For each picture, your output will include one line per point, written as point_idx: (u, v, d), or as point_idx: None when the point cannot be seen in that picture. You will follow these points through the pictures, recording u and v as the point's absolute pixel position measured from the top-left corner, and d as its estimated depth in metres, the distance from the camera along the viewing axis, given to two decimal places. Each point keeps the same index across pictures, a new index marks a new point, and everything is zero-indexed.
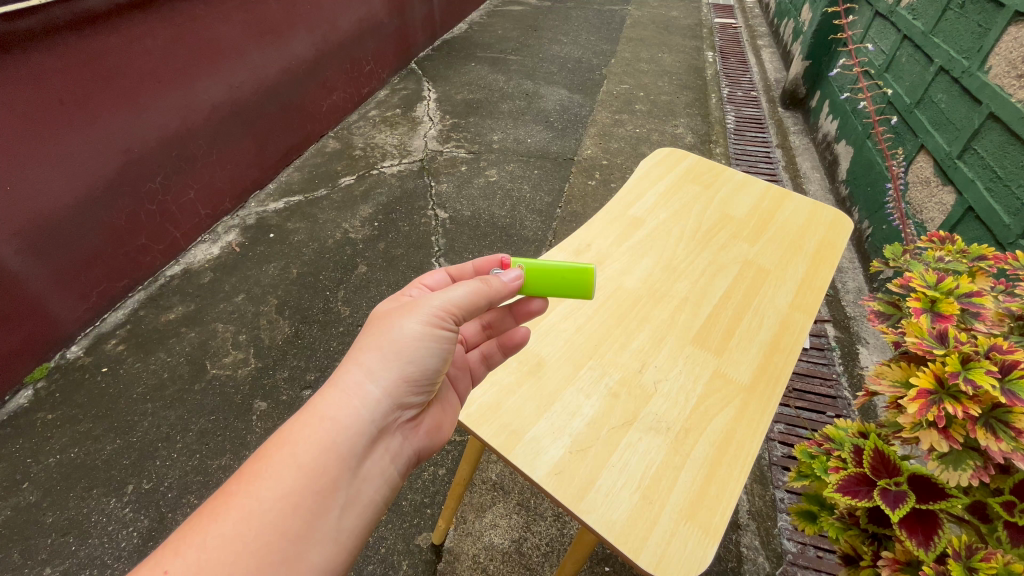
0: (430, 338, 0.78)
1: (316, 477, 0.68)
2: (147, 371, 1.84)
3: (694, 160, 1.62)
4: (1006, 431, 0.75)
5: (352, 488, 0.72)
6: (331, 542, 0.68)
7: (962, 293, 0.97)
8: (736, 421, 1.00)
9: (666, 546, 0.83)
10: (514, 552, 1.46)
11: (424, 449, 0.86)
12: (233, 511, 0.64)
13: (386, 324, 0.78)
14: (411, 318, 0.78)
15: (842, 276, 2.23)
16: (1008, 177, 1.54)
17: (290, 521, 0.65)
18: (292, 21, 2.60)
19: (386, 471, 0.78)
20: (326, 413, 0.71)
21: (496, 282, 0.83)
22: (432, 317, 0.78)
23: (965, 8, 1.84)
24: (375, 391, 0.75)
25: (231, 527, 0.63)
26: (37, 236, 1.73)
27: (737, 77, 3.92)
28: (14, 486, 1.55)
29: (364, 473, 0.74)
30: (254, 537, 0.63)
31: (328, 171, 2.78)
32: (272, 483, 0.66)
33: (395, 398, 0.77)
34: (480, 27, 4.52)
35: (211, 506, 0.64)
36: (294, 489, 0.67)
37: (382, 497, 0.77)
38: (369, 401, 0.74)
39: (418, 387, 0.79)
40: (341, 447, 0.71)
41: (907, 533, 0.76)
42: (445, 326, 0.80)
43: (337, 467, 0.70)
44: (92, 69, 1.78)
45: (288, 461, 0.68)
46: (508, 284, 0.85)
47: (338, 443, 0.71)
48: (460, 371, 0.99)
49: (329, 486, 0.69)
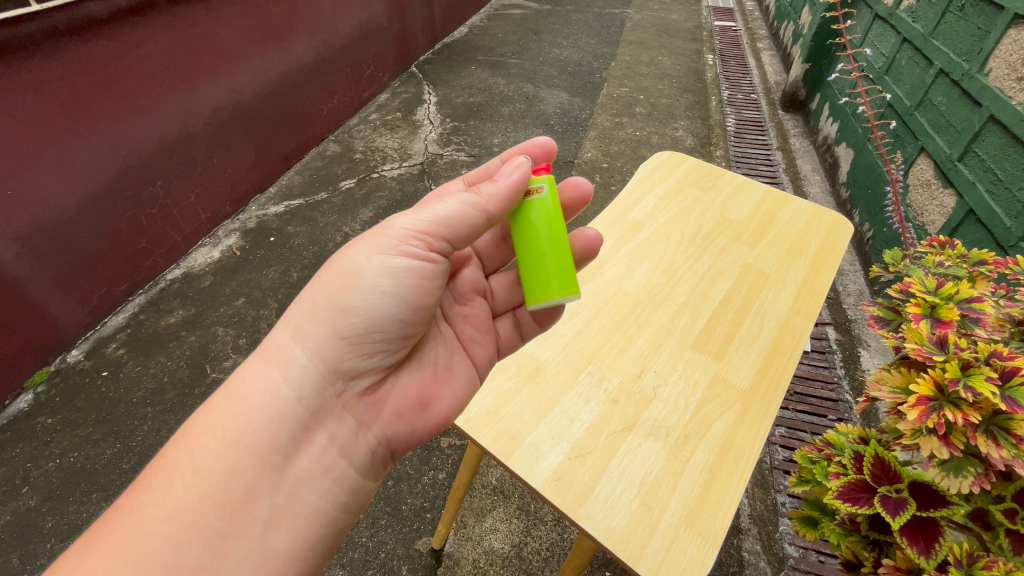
0: (407, 254, 0.82)
1: (218, 483, 0.70)
2: (147, 375, 1.84)
3: (694, 163, 1.62)
4: (1007, 438, 0.75)
5: (273, 486, 0.73)
6: (250, 562, 0.68)
7: (963, 298, 0.97)
8: (737, 426, 0.99)
9: (666, 553, 0.83)
10: (514, 557, 1.46)
11: (398, 438, 0.87)
12: (112, 538, 0.65)
13: (341, 256, 0.83)
14: (381, 237, 0.82)
15: (843, 279, 2.23)
16: (1009, 179, 1.54)
17: (181, 548, 0.65)
18: (292, 26, 2.60)
19: (328, 466, 0.78)
20: (236, 397, 0.75)
21: (486, 188, 0.85)
22: (382, 243, 0.81)
23: (965, 10, 1.84)
24: (303, 355, 0.78)
25: (107, 557, 0.63)
26: (37, 241, 1.74)
27: (738, 80, 3.92)
28: (14, 490, 1.55)
29: (294, 467, 0.75)
30: (135, 567, 0.62)
31: (328, 175, 2.78)
32: (168, 496, 0.68)
33: (334, 354, 0.79)
34: (479, 31, 4.52)
35: (91, 537, 0.65)
36: (192, 499, 0.68)
37: (319, 500, 0.76)
38: (290, 371, 0.77)
39: (359, 345, 0.80)
40: (251, 441, 0.73)
41: (908, 540, 0.76)
42: (413, 245, 0.82)
43: (247, 467, 0.72)
44: (93, 74, 1.79)
45: (184, 471, 0.70)
46: (495, 195, 0.85)
47: (247, 435, 0.73)
48: (480, 337, 1.04)
49: (234, 494, 0.70)
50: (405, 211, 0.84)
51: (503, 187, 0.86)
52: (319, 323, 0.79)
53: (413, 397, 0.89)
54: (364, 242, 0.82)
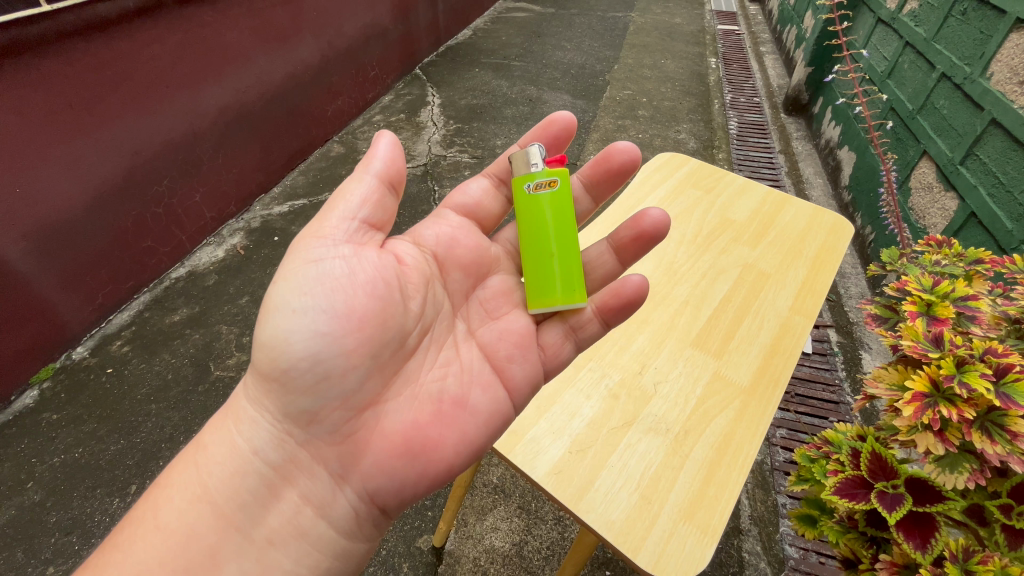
0: (323, 255, 0.83)
1: (179, 544, 0.72)
2: (152, 372, 1.86)
3: (695, 165, 1.62)
4: (1002, 434, 0.76)
5: (239, 550, 0.74)
6: None
7: (959, 296, 0.98)
8: (736, 422, 1.00)
9: (665, 545, 0.84)
10: (514, 555, 1.47)
11: (381, 491, 0.80)
12: None
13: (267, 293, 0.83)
14: (287, 257, 0.84)
15: (845, 280, 2.23)
16: (1010, 182, 1.54)
17: None
18: (298, 27, 2.62)
19: (303, 529, 0.78)
20: (199, 450, 0.79)
21: (366, 166, 0.91)
22: (294, 259, 0.83)
23: (966, 15, 1.86)
24: (250, 407, 0.80)
25: None
26: (46, 238, 1.76)
27: (740, 83, 3.94)
28: (19, 485, 1.57)
29: (262, 529, 0.76)
30: None
31: (333, 175, 2.80)
32: (129, 557, 0.70)
33: (280, 402, 0.79)
34: (484, 33, 4.55)
35: None
36: (151, 563, 0.69)
37: (293, 565, 0.75)
38: (245, 422, 0.80)
39: (295, 381, 0.78)
40: (214, 498, 0.76)
41: (905, 536, 0.77)
42: (324, 245, 0.84)
43: (210, 529, 0.73)
44: (102, 73, 1.81)
45: (148, 529, 0.72)
46: (380, 163, 0.92)
47: (209, 491, 0.76)
48: (519, 350, 0.95)
49: (197, 554, 0.71)
50: (307, 224, 0.86)
51: (378, 158, 0.92)
52: (253, 372, 0.81)
53: (404, 443, 0.81)
54: (279, 268, 0.84)
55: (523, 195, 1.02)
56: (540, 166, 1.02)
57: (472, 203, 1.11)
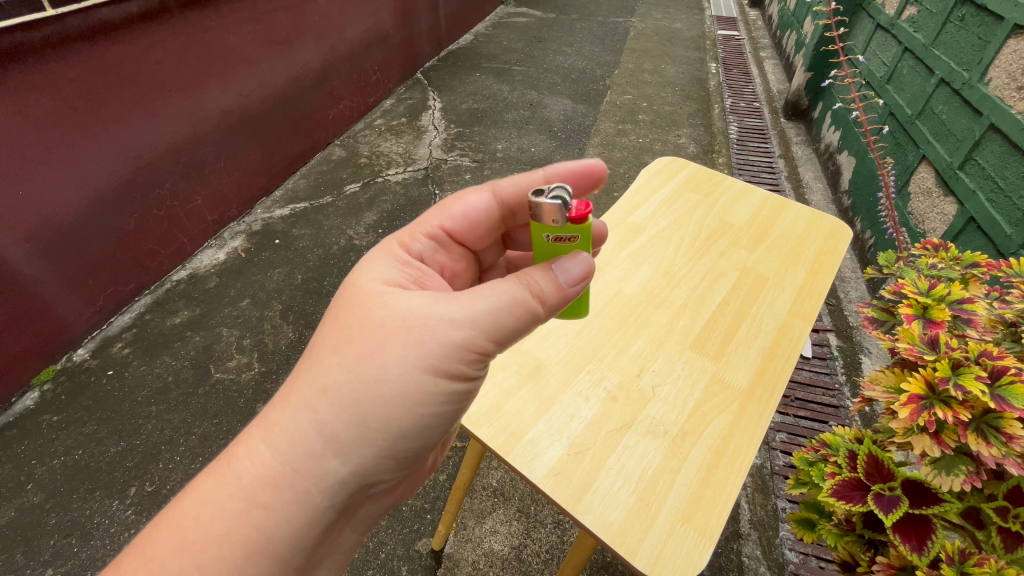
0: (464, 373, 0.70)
1: None
2: (152, 374, 1.86)
3: (694, 169, 1.64)
4: (998, 437, 0.76)
5: None
6: None
7: (954, 299, 0.99)
8: (734, 425, 1.00)
9: (663, 547, 0.84)
10: (514, 558, 1.46)
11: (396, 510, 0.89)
12: None
13: (369, 361, 0.67)
14: (430, 348, 0.67)
15: (844, 285, 2.24)
16: (1009, 187, 1.55)
17: None
18: (301, 32, 2.65)
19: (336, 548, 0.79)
20: (258, 502, 0.66)
21: (541, 285, 0.73)
22: (437, 368, 0.68)
23: (965, 21, 1.86)
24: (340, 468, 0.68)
25: None
26: (48, 240, 1.77)
27: (740, 88, 3.95)
28: (19, 487, 1.57)
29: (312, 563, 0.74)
30: None
31: (334, 179, 2.82)
32: None
33: (375, 472, 0.71)
34: (485, 38, 4.57)
35: None
36: None
37: None
38: (328, 481, 0.68)
39: (399, 461, 0.73)
40: (281, 554, 0.68)
41: (902, 538, 0.77)
42: (469, 361, 0.70)
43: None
44: (106, 78, 1.83)
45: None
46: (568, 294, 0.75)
47: (269, 547, 0.66)
48: None
49: None
50: (449, 309, 0.68)
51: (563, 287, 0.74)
52: (354, 442, 0.68)
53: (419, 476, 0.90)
54: (403, 351, 0.67)
55: (541, 243, 0.81)
56: (563, 221, 0.77)
57: (462, 215, 0.91)
